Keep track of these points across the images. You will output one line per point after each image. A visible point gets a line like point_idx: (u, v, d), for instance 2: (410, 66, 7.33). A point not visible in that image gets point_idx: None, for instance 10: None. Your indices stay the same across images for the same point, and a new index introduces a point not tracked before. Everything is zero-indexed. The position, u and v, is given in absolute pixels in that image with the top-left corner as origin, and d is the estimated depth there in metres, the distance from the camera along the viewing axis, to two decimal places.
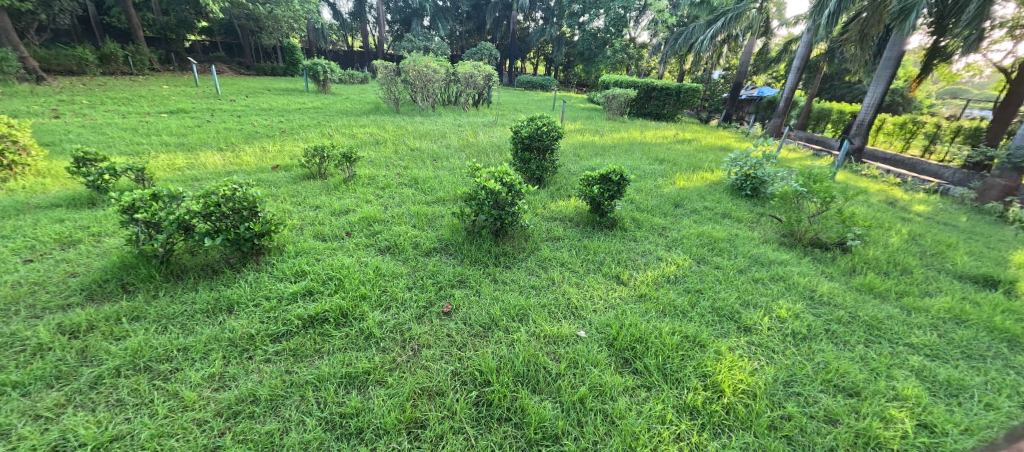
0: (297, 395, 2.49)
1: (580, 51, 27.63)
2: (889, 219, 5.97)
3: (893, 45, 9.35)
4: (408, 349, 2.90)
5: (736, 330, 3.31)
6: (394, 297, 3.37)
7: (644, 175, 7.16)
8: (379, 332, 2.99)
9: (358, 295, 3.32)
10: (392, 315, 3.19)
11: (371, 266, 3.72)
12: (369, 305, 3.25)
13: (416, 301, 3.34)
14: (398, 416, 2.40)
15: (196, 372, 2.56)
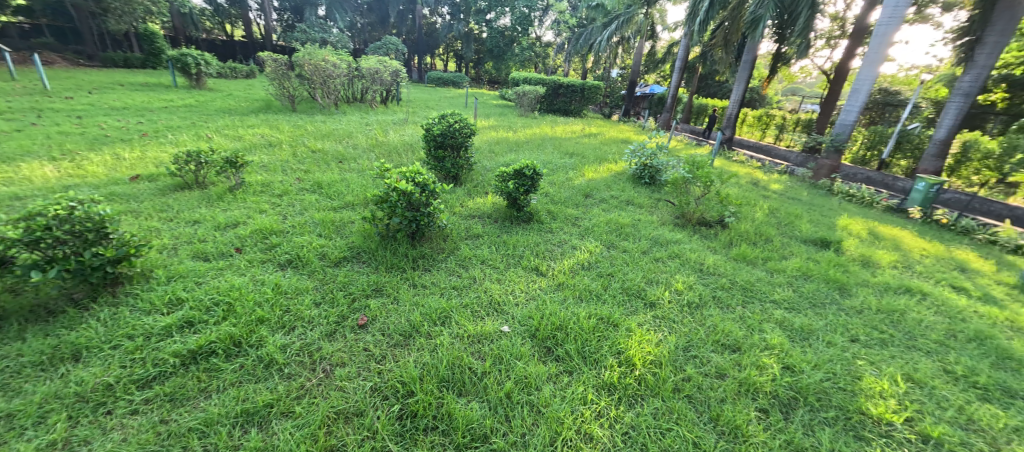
0: (178, 447, 1.72)
1: (489, 49, 27.20)
2: (753, 197, 5.92)
3: (748, 50, 10.61)
4: (321, 369, 2.16)
5: (644, 307, 2.91)
6: (300, 316, 2.49)
7: (555, 169, 6.26)
8: (282, 357, 2.19)
9: (252, 319, 2.40)
10: (305, 335, 2.37)
11: (267, 285, 2.71)
12: (267, 327, 2.38)
13: (326, 317, 2.51)
14: (309, 449, 1.76)
15: (25, 444, 1.66)
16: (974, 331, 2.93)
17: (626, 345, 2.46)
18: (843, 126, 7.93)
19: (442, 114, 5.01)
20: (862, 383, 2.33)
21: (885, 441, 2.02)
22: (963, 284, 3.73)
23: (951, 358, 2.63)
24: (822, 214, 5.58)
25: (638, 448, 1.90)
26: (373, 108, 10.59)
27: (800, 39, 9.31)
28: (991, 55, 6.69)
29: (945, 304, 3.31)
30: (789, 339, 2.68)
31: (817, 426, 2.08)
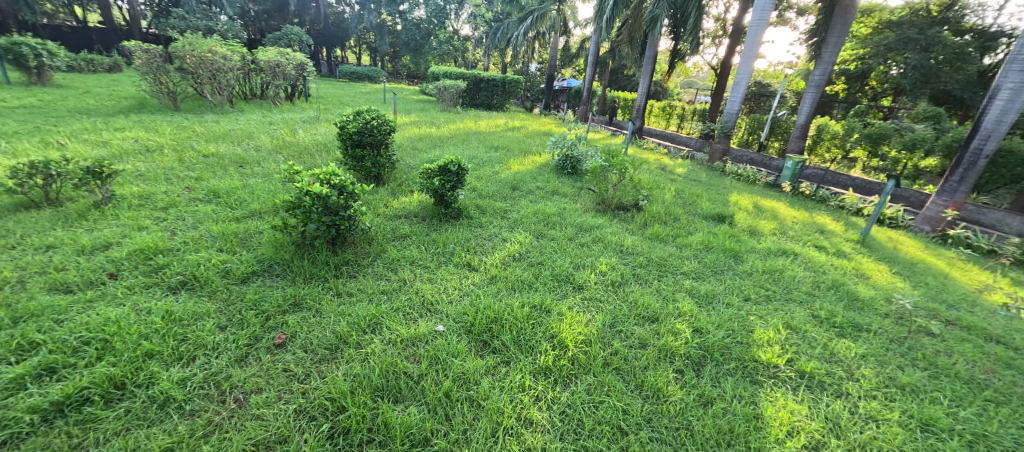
0: None
1: (404, 42, 26.06)
2: (663, 180, 6.47)
3: (649, 46, 11.50)
4: (232, 399, 1.94)
5: (572, 290, 3.05)
6: (202, 343, 2.20)
7: (481, 163, 6.25)
8: (182, 393, 1.92)
9: (139, 355, 2.07)
10: (209, 364, 2.09)
11: (155, 313, 2.33)
12: (159, 361, 2.07)
13: (235, 341, 2.24)
14: None
15: None
16: (832, 281, 3.53)
17: (558, 329, 2.55)
18: (730, 115, 8.96)
19: (357, 110, 4.71)
20: (755, 335, 2.68)
21: (774, 381, 2.36)
22: (824, 243, 4.46)
23: (817, 305, 3.14)
24: (718, 192, 6.28)
25: (574, 424, 1.99)
26: (277, 106, 9.63)
27: (691, 37, 10.34)
28: (833, 52, 7.97)
29: (812, 261, 3.94)
30: (697, 305, 2.99)
31: (723, 377, 2.35)
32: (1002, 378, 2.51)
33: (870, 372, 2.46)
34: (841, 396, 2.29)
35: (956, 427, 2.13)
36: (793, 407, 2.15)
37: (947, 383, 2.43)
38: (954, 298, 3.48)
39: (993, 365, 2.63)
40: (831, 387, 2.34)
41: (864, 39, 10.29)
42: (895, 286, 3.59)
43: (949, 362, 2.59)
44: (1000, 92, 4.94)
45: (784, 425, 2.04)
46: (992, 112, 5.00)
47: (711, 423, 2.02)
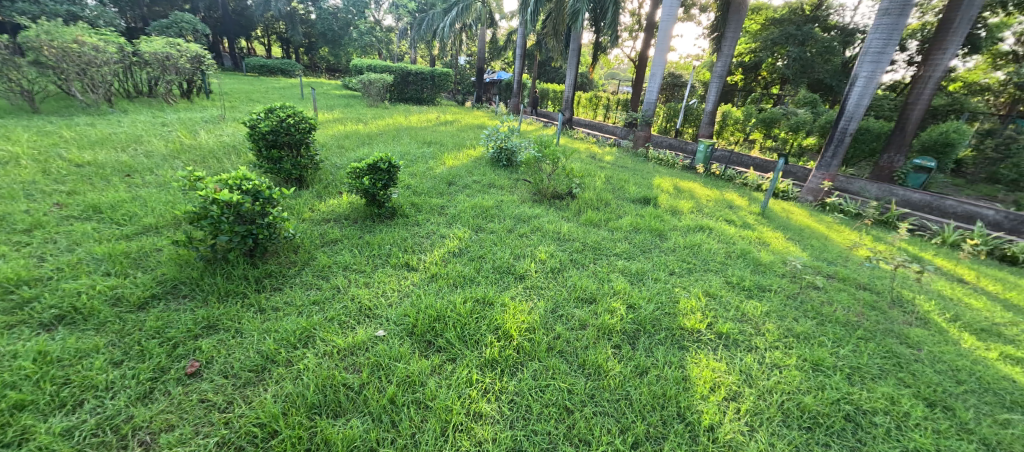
0: None
1: (320, 32, 24.33)
2: (592, 168, 6.78)
3: (573, 39, 11.88)
4: (136, 443, 1.74)
5: (514, 281, 3.11)
6: (91, 384, 1.93)
7: (414, 159, 6.08)
8: (67, 446, 1.68)
9: (5, 409, 1.76)
10: (102, 407, 1.85)
11: (23, 356, 1.99)
12: (33, 413, 1.79)
13: (135, 377, 1.99)
14: None
15: None
16: (741, 250, 3.97)
17: (502, 321, 2.59)
18: (649, 104, 9.58)
19: (269, 107, 4.33)
20: (680, 306, 2.95)
21: (698, 344, 2.61)
22: (733, 218, 4.99)
23: (729, 272, 3.53)
24: (642, 177, 6.72)
25: (523, 410, 2.05)
26: (171, 104, 8.52)
27: (611, 31, 10.85)
28: (731, 46, 8.82)
29: (724, 234, 4.39)
30: (629, 283, 3.21)
31: (654, 347, 2.55)
32: (870, 318, 3.02)
33: (774, 327, 2.82)
34: (752, 350, 2.60)
35: (838, 363, 2.53)
36: (714, 365, 2.41)
37: (831, 329, 2.86)
38: (834, 257, 4.08)
39: (863, 309, 3.15)
40: (743, 343, 2.65)
41: (755, 34, 11.56)
42: (790, 251, 4.13)
43: (831, 310, 3.06)
44: (857, 80, 5.83)
45: (708, 382, 2.29)
46: (852, 96, 5.90)
47: (647, 390, 2.19)
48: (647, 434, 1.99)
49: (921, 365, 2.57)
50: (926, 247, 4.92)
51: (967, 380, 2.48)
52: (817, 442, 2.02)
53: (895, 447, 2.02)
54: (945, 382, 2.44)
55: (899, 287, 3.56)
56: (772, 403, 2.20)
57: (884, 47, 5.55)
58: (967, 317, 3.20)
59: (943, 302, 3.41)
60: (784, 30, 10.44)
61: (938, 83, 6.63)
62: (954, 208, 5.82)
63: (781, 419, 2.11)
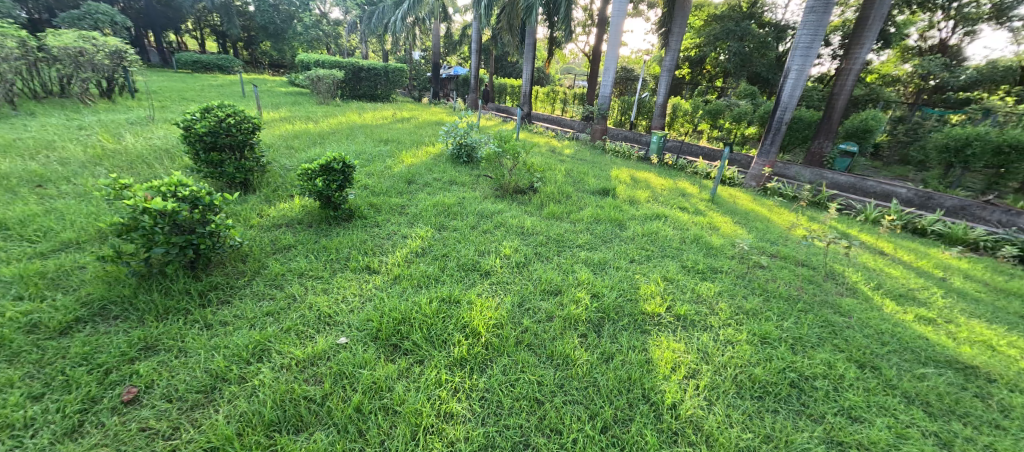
0: None
1: (260, 25, 22.86)
2: (553, 162, 6.84)
3: (528, 34, 11.90)
4: None
5: (480, 277, 3.09)
6: (5, 423, 1.72)
7: (370, 158, 5.87)
8: None
9: None
10: (21, 448, 1.66)
11: None
12: None
13: (60, 410, 1.80)
14: None
15: None
16: (694, 235, 4.16)
17: (469, 318, 2.56)
18: (604, 98, 9.80)
19: (205, 106, 4.00)
20: (641, 292, 3.05)
21: (658, 328, 2.71)
22: (686, 205, 5.22)
23: (685, 257, 3.69)
24: (600, 169, 6.88)
25: (494, 406, 2.04)
26: (89, 105, 7.70)
27: (564, 26, 10.99)
28: (678, 41, 9.18)
29: (678, 221, 4.59)
30: (592, 273, 3.28)
31: (619, 333, 2.62)
32: (808, 292, 3.27)
33: (726, 306, 2.98)
34: (707, 329, 2.74)
35: (782, 335, 2.71)
36: (674, 346, 2.51)
37: (776, 303, 3.07)
38: (777, 237, 4.38)
39: (802, 283, 3.40)
40: (700, 323, 2.79)
41: (700, 30, 12.14)
42: (738, 233, 4.38)
43: (775, 286, 3.28)
44: (790, 72, 6.26)
45: (669, 363, 2.38)
46: (786, 88, 6.33)
47: (613, 375, 2.25)
48: (615, 417, 2.04)
49: (852, 331, 2.82)
50: (854, 225, 5.39)
51: (890, 341, 2.74)
52: (767, 409, 2.16)
53: (834, 407, 2.19)
54: (873, 344, 2.69)
55: (832, 262, 3.88)
56: (728, 377, 2.32)
57: (811, 42, 5.97)
58: (888, 284, 3.54)
59: (869, 273, 3.75)
60: (725, 26, 11.03)
61: (858, 75, 7.22)
62: (874, 188, 6.41)
63: (735, 392, 2.24)
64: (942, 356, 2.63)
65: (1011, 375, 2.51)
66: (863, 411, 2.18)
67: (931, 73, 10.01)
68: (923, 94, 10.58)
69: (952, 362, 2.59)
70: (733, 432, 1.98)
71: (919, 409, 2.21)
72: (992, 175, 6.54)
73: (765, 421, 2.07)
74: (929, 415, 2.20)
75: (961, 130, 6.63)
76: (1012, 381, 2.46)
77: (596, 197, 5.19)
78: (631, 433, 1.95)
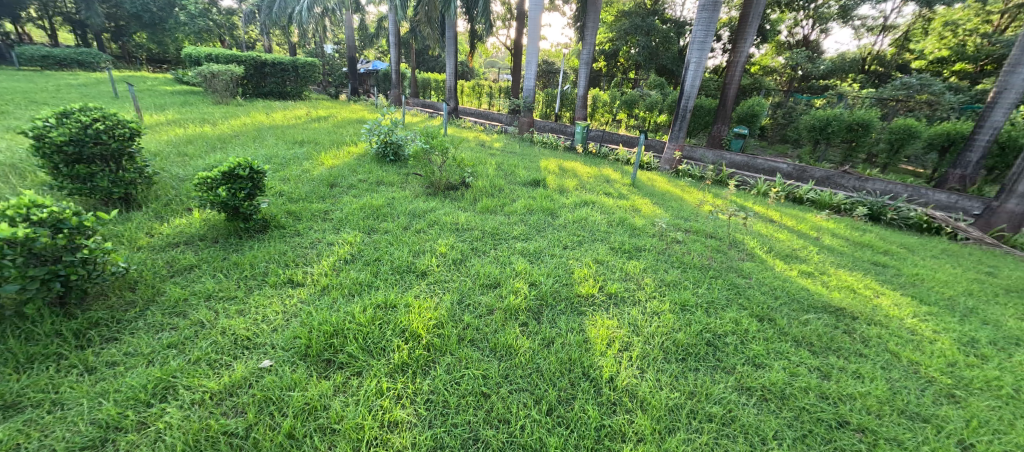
0: None
1: (133, 13, 19.70)
2: (483, 156, 6.85)
3: (448, 26, 11.64)
4: None
5: (416, 278, 3.03)
6: None
7: (284, 162, 5.41)
8: None
9: None
10: None
11: None
12: None
13: None
14: None
15: None
16: (619, 218, 4.44)
17: (408, 322, 2.50)
18: (529, 91, 9.96)
19: (62, 110, 3.39)
20: (575, 276, 3.20)
21: (593, 308, 2.87)
22: (610, 190, 5.54)
23: (613, 239, 3.92)
24: (530, 160, 7.02)
25: (440, 407, 2.03)
26: None
27: (484, 19, 10.93)
28: (592, 35, 9.56)
29: (605, 206, 4.86)
30: (528, 262, 3.36)
31: (557, 317, 2.73)
32: (716, 259, 3.66)
33: (651, 280, 3.24)
34: (636, 303, 2.96)
35: (697, 301, 3.02)
36: (608, 323, 2.68)
37: (691, 273, 3.41)
38: (689, 214, 4.82)
39: (711, 253, 3.80)
40: (629, 298, 3.00)
41: (611, 24, 12.86)
42: (656, 214, 4.75)
43: (690, 258, 3.63)
44: (690, 65, 6.89)
45: (605, 340, 2.53)
46: (688, 79, 6.96)
47: (554, 358, 2.34)
48: (559, 398, 2.14)
49: (752, 290, 3.22)
50: (750, 198, 6.11)
51: (781, 295, 3.18)
52: (690, 369, 2.40)
53: (741, 358, 2.49)
54: (769, 300, 3.10)
55: (734, 232, 4.37)
56: (656, 345, 2.53)
57: (705, 37, 6.59)
58: (777, 247, 4.08)
59: (763, 239, 4.28)
60: (633, 21, 11.82)
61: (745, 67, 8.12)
62: (762, 165, 7.31)
63: (663, 357, 2.45)
64: (819, 303, 3.11)
65: (868, 311, 3.04)
66: (764, 358, 2.49)
67: (799, 64, 11.53)
68: (795, 82, 12.22)
69: (828, 306, 3.08)
70: (663, 394, 2.16)
71: (805, 350, 2.59)
72: (847, 149, 7.85)
73: (688, 379, 2.30)
74: (812, 353, 2.59)
75: (825, 113, 7.80)
76: (868, 316, 2.98)
77: (527, 188, 5.29)
78: (574, 411, 2.05)
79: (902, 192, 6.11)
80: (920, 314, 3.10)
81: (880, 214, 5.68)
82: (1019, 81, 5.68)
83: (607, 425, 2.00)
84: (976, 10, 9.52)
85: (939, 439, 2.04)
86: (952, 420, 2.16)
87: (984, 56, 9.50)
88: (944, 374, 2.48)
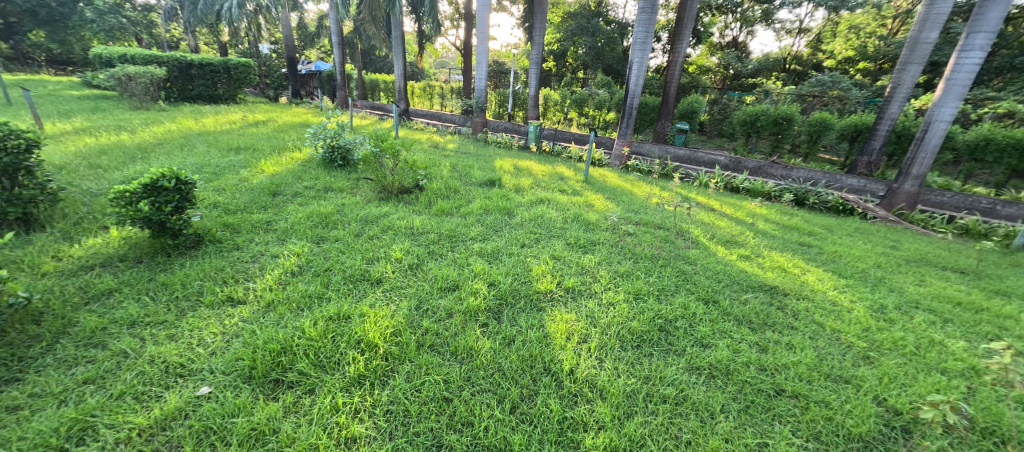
0: None
1: (26, 9, 17.40)
2: (437, 158, 6.74)
3: (394, 26, 11.32)
4: None
5: (371, 287, 2.92)
6: None
7: (218, 171, 5.02)
8: None
9: None
10: None
11: None
12: None
13: None
14: None
15: None
16: (573, 214, 4.54)
17: (363, 332, 2.41)
18: (480, 92, 9.91)
19: None
20: (533, 273, 3.23)
21: (552, 303, 2.92)
22: (565, 187, 5.66)
23: (569, 235, 4.01)
24: (484, 161, 7.00)
25: (401, 417, 1.97)
26: None
27: (431, 19, 10.72)
28: (540, 35, 9.69)
29: (560, 203, 4.95)
30: (486, 263, 3.36)
31: (517, 315, 2.75)
32: (665, 249, 3.85)
33: (606, 272, 3.35)
34: (592, 295, 3.05)
35: (649, 289, 3.16)
36: (567, 317, 2.73)
37: (643, 263, 3.56)
38: (639, 207, 5.02)
39: (661, 243, 3.99)
40: (586, 292, 3.08)
41: (558, 25, 13.17)
42: (609, 208, 4.91)
43: (642, 249, 3.79)
44: (633, 65, 7.17)
45: (564, 333, 2.58)
46: (632, 78, 7.24)
47: (515, 356, 2.36)
48: (521, 395, 2.15)
49: (697, 275, 3.42)
50: (693, 190, 6.47)
51: (724, 278, 3.40)
52: (644, 354, 2.50)
53: (691, 341, 2.63)
54: (713, 283, 3.31)
55: (680, 222, 4.62)
56: (612, 334, 2.62)
57: (646, 38, 6.90)
58: (719, 234, 4.36)
59: (706, 227, 4.56)
60: (579, 22, 12.20)
61: (683, 66, 8.57)
62: (703, 158, 7.78)
63: (619, 346, 2.53)
64: (756, 283, 3.36)
65: (797, 288, 3.33)
66: (711, 339, 2.65)
67: (730, 63, 12.39)
68: (727, 81, 13.11)
69: (763, 285, 3.34)
70: (621, 381, 2.24)
71: (745, 327, 2.79)
72: (775, 140, 8.53)
73: (644, 365, 2.39)
74: (752, 330, 2.79)
75: (754, 108, 8.45)
76: (797, 292, 3.27)
77: (483, 189, 5.27)
78: (537, 406, 2.07)
79: (821, 178, 6.74)
80: (840, 286, 3.44)
81: (804, 200, 6.22)
82: (909, 78, 6.46)
83: (570, 416, 2.03)
84: (874, 15, 10.87)
85: (858, 397, 2.27)
86: (868, 379, 2.40)
87: (881, 56, 10.73)
88: (861, 338, 2.76)
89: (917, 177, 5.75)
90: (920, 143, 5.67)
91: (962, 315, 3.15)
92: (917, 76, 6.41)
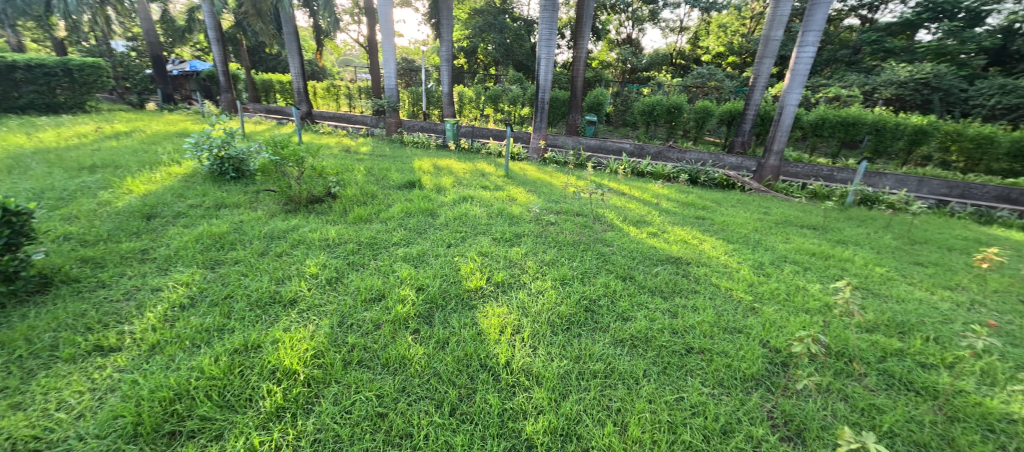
0: None
1: None
2: (348, 162, 6.33)
3: (286, 21, 10.30)
4: None
5: (285, 308, 2.66)
6: None
7: (67, 196, 4.15)
8: None
9: None
10: None
11: None
12: None
13: None
14: None
15: None
16: (497, 209, 4.59)
17: (278, 360, 2.18)
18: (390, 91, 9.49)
19: None
20: (462, 272, 3.20)
21: (482, 299, 2.92)
22: (487, 184, 5.68)
23: (495, 230, 4.03)
24: (402, 162, 6.74)
25: (330, 443, 1.83)
26: None
27: (327, 13, 9.95)
28: (448, 32, 9.53)
29: (483, 199, 4.97)
30: (413, 267, 3.24)
31: (448, 317, 2.70)
32: (584, 234, 4.07)
33: (533, 262, 3.44)
34: (522, 286, 3.11)
35: (575, 274, 3.31)
36: (498, 311, 2.75)
37: (567, 250, 3.72)
38: (558, 198, 5.23)
39: (580, 229, 4.20)
40: (515, 284, 3.13)
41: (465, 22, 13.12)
42: (530, 200, 5.03)
43: (564, 237, 3.95)
44: (541, 61, 7.40)
45: (497, 328, 2.60)
46: (541, 74, 7.48)
47: (450, 358, 2.31)
48: (459, 396, 2.12)
49: (614, 255, 3.68)
50: (604, 177, 6.91)
51: (637, 255, 3.70)
52: (574, 336, 2.62)
53: (614, 317, 2.81)
54: (629, 261, 3.57)
55: (596, 207, 4.91)
56: (543, 321, 2.70)
57: (550, 35, 7.12)
58: (630, 216, 4.72)
59: (618, 210, 4.91)
60: (486, 19, 12.26)
61: (586, 61, 9.07)
62: (611, 147, 8.34)
63: (550, 331, 2.62)
64: (665, 258, 3.69)
65: (697, 257, 3.73)
66: (631, 312, 2.86)
67: (626, 58, 13.60)
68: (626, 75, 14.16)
69: (670, 258, 3.69)
70: (555, 365, 2.32)
71: (658, 298, 3.06)
72: (670, 128, 9.44)
73: (574, 346, 2.50)
74: (664, 299, 3.07)
75: (650, 99, 9.27)
76: (697, 260, 3.67)
77: (402, 192, 5.06)
78: (475, 405, 2.06)
79: (708, 159, 7.64)
80: (730, 251, 3.94)
81: (696, 179, 7.01)
82: (765, 70, 7.56)
83: (509, 408, 2.06)
84: (736, 16, 13.04)
85: (749, 343, 2.62)
86: (755, 327, 2.78)
87: (746, 51, 12.45)
88: (748, 293, 3.20)
89: (778, 153, 6.78)
90: (778, 124, 6.70)
91: (816, 263, 3.79)
92: (771, 68, 7.53)
